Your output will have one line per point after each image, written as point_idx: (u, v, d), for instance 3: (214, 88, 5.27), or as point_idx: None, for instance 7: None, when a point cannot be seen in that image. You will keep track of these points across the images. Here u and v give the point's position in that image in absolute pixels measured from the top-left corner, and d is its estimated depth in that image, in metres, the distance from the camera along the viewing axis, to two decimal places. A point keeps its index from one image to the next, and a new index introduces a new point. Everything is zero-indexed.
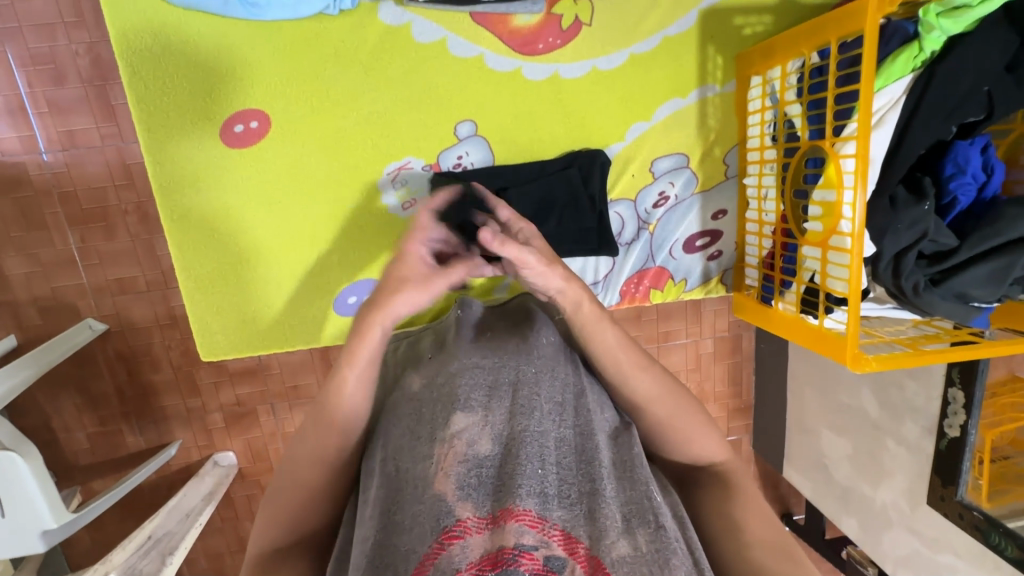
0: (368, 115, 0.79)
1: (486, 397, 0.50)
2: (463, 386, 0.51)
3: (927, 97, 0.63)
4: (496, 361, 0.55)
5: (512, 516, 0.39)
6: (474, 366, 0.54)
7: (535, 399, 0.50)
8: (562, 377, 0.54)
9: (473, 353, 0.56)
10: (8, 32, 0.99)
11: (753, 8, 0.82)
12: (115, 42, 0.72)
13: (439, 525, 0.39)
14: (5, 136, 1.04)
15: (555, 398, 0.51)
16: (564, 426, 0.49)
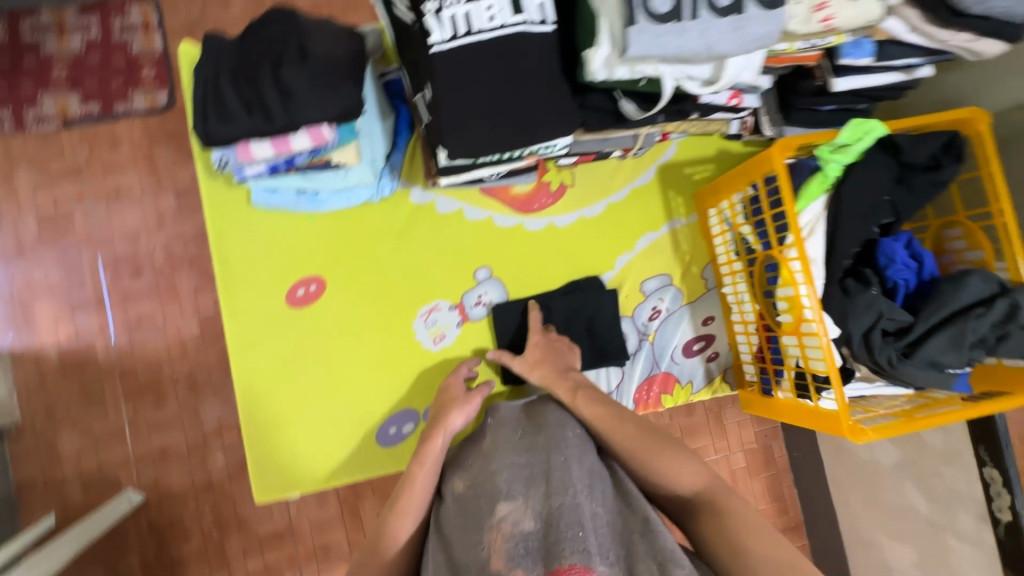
0: (404, 270, 0.98)
1: (524, 486, 0.61)
2: (504, 480, 0.61)
3: (843, 208, 0.79)
4: (529, 455, 0.65)
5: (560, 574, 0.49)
6: (511, 462, 0.64)
7: (567, 482, 0.59)
8: (589, 461, 0.64)
9: (509, 449, 0.66)
10: (101, 243, 1.47)
11: (698, 161, 1.06)
12: (212, 237, 0.94)
13: None
14: (86, 326, 1.43)
15: (585, 480, 0.61)
16: (596, 504, 0.58)
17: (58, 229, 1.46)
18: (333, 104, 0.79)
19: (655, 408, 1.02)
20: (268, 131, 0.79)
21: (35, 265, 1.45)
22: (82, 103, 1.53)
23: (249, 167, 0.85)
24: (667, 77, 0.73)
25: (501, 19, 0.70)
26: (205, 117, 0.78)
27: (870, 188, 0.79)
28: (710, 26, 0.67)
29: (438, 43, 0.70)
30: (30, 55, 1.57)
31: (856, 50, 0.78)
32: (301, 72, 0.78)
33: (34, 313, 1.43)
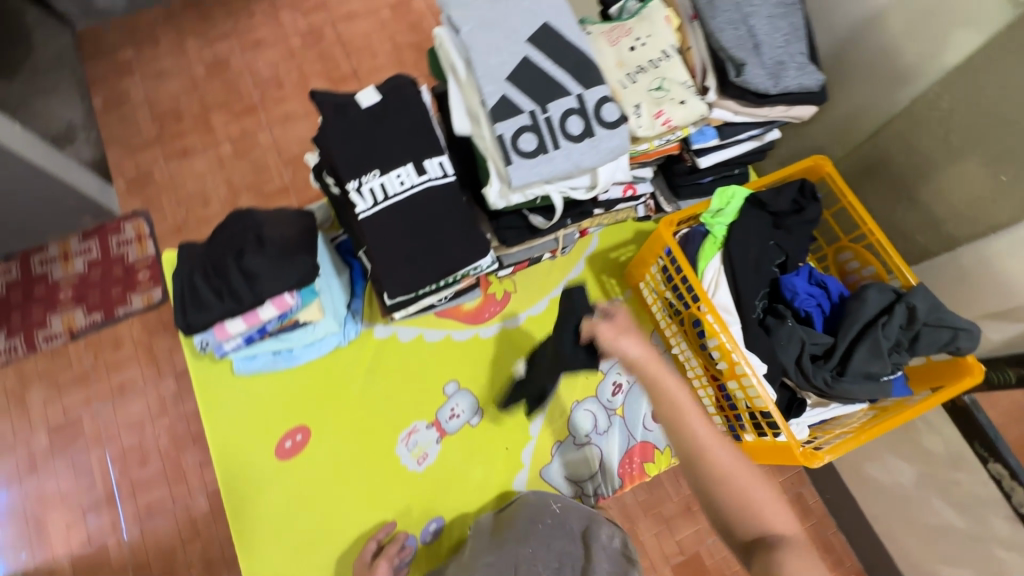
0: (381, 400, 1.07)
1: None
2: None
3: (737, 259, 0.91)
4: (502, 558, 0.84)
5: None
6: (488, 567, 0.83)
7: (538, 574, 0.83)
8: (556, 548, 0.87)
9: (485, 555, 0.85)
10: (109, 440, 1.63)
11: (619, 244, 1.20)
12: (202, 409, 1.02)
13: None
14: (99, 526, 1.55)
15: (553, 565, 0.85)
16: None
17: (71, 437, 1.63)
18: (290, 275, 0.94)
19: (641, 479, 1.06)
20: (238, 310, 0.93)
21: (47, 478, 1.59)
22: (87, 315, 1.76)
23: (226, 343, 0.98)
24: (553, 193, 0.89)
25: (411, 181, 0.87)
26: (185, 310, 0.92)
27: (751, 237, 0.92)
28: (571, 151, 0.84)
29: (365, 210, 0.86)
30: (40, 284, 1.81)
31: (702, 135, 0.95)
32: (260, 257, 0.93)
33: (47, 524, 1.55)
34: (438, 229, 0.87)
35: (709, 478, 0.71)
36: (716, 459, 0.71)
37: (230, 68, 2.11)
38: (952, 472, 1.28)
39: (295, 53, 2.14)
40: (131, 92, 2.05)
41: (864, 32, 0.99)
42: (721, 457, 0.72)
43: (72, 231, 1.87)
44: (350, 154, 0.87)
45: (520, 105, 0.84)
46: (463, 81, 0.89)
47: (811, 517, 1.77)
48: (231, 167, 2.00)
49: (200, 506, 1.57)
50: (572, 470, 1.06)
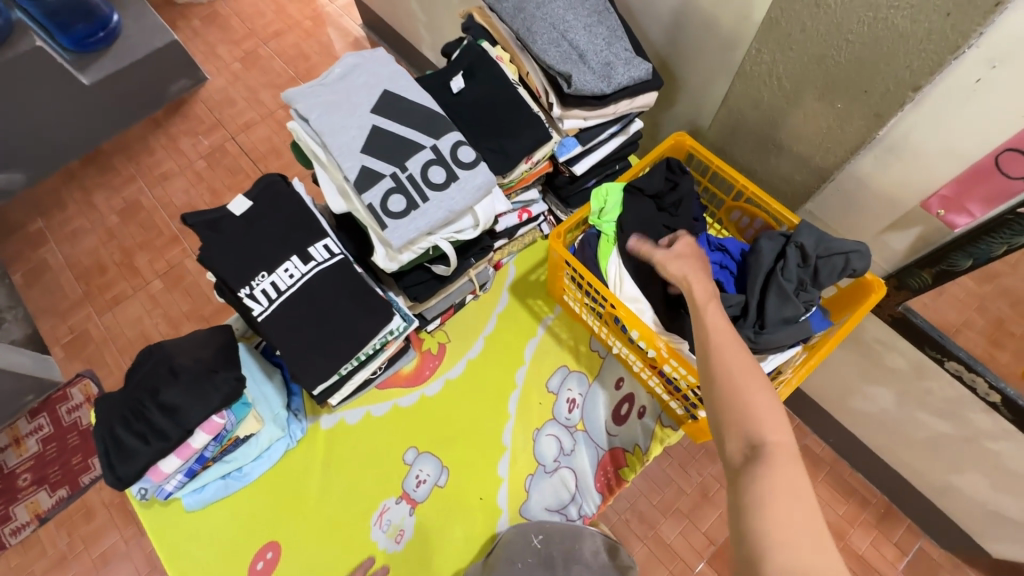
0: (343, 489, 1.05)
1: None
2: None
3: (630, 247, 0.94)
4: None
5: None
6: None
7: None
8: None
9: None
10: None
11: (536, 265, 1.21)
12: (163, 558, 0.98)
13: None
14: None
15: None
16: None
17: None
18: (211, 397, 0.92)
19: (621, 487, 1.05)
20: (168, 447, 0.91)
21: None
22: (51, 494, 1.72)
23: (167, 483, 0.96)
24: (439, 240, 0.91)
25: (300, 271, 0.89)
26: (111, 464, 0.90)
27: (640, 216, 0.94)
28: (441, 198, 0.87)
29: (262, 312, 0.87)
30: None
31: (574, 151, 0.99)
32: (177, 388, 0.92)
33: None
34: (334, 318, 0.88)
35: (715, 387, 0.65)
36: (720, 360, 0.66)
37: (142, 208, 2.13)
38: (923, 383, 1.29)
39: (202, 175, 2.17)
40: (50, 260, 2.05)
41: (685, 13, 1.07)
42: (721, 367, 0.65)
43: (19, 412, 1.82)
44: (232, 264, 0.88)
45: (381, 171, 0.86)
46: (325, 163, 0.91)
47: (824, 464, 1.76)
48: (165, 302, 1.99)
49: None
50: (551, 499, 1.05)
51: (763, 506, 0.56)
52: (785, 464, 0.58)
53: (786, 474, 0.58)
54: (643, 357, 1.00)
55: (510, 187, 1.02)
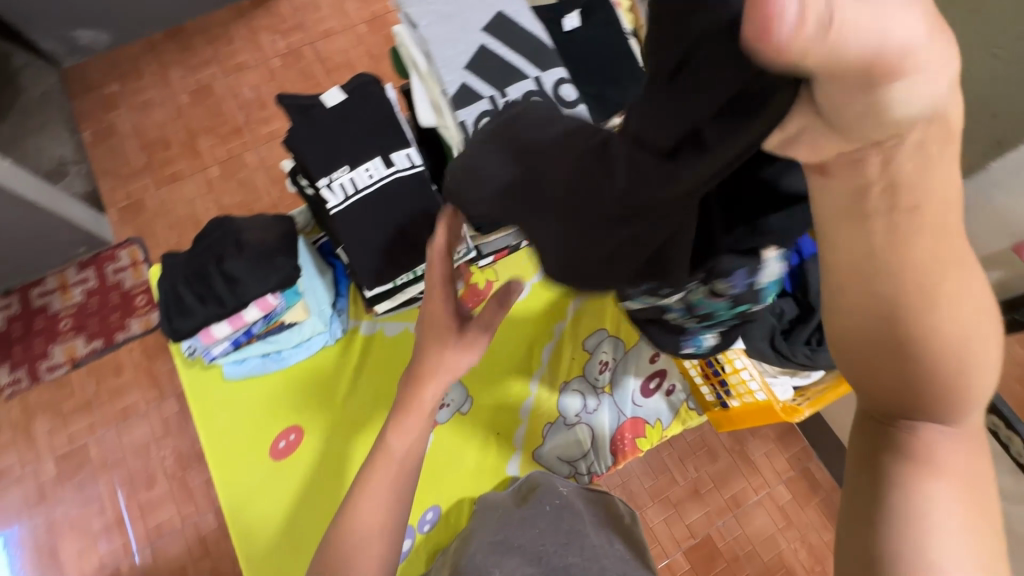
0: (371, 394, 1.09)
1: (504, 557, 0.79)
2: (487, 558, 0.80)
3: None
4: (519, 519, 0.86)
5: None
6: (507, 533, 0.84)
7: (543, 550, 0.80)
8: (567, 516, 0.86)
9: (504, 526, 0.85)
10: (116, 463, 1.71)
11: None
12: (197, 417, 1.05)
13: None
14: (113, 547, 1.64)
15: (559, 542, 0.82)
16: (570, 557, 0.78)
17: (77, 464, 1.71)
18: (270, 276, 0.95)
19: (634, 454, 1.07)
20: (222, 313, 0.95)
21: (55, 507, 1.67)
22: (87, 343, 1.81)
23: (214, 347, 1.01)
24: None
25: (379, 174, 0.90)
26: (170, 317, 0.95)
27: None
28: None
29: (336, 205, 0.89)
30: (40, 317, 1.84)
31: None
32: (241, 260, 0.96)
33: (58, 552, 1.63)
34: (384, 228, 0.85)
35: (928, 350, 0.41)
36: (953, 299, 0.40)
37: (213, 93, 2.15)
38: None
39: (275, 74, 2.18)
40: (118, 125, 2.09)
41: None
42: (953, 322, 0.40)
43: (69, 262, 1.91)
44: (316, 153, 0.90)
45: (481, 91, 0.86)
46: (424, 74, 0.91)
47: (820, 490, 1.77)
48: (219, 189, 2.03)
49: (208, 523, 1.66)
50: (564, 450, 1.08)
51: (931, 499, 0.43)
52: (964, 454, 0.45)
53: (960, 464, 0.45)
54: None
55: None
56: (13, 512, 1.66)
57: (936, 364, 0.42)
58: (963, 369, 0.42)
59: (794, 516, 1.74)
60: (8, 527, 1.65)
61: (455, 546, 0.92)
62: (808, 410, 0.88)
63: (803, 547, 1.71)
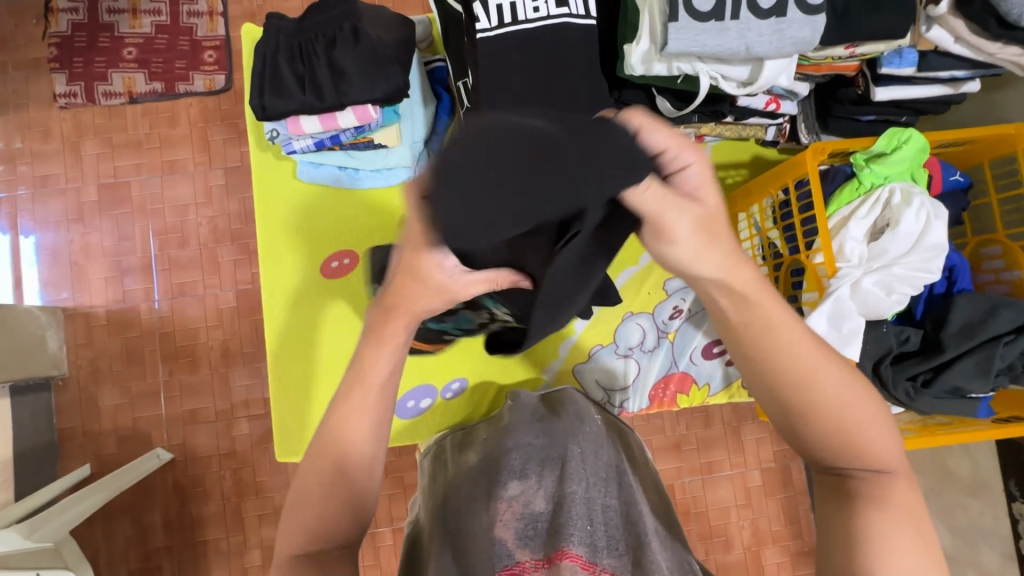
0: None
1: (538, 468, 0.67)
2: (519, 461, 0.68)
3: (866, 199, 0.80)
4: (547, 442, 0.72)
5: (564, 555, 0.52)
6: (529, 445, 0.72)
7: (583, 472, 0.66)
8: (604, 459, 0.71)
9: (528, 436, 0.74)
10: (155, 212, 1.71)
11: (730, 165, 1.07)
12: (257, 207, 1.02)
13: (502, 565, 0.53)
14: (135, 289, 1.69)
15: (600, 475, 0.67)
16: (609, 496, 0.64)
17: (119, 199, 1.70)
18: (379, 84, 0.83)
19: (669, 407, 1.05)
20: (317, 107, 0.85)
21: (91, 230, 1.70)
22: (148, 81, 1.71)
23: (297, 141, 0.91)
24: (702, 74, 0.75)
25: (546, 11, 0.77)
26: (263, 91, 0.85)
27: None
28: (750, 28, 0.69)
29: (484, 31, 0.77)
30: (106, 35, 1.71)
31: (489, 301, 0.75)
32: (353, 54, 0.83)
33: (87, 271, 1.69)
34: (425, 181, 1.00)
35: (824, 422, 0.56)
36: (820, 380, 0.55)
37: None
38: (966, 497, 1.23)
39: None
40: None
41: None
42: (827, 393, 0.55)
43: None
44: None
45: None
46: None
47: (789, 489, 1.81)
48: None
49: (227, 300, 1.69)
50: (603, 377, 1.04)
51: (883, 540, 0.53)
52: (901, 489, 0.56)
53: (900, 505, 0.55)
54: None
55: (800, 68, 0.83)
56: (53, 219, 1.69)
57: (796, 403, 0.56)
58: (853, 424, 0.56)
59: (756, 502, 1.80)
60: (46, 231, 1.69)
61: (478, 437, 0.82)
62: None
63: (749, 528, 1.79)
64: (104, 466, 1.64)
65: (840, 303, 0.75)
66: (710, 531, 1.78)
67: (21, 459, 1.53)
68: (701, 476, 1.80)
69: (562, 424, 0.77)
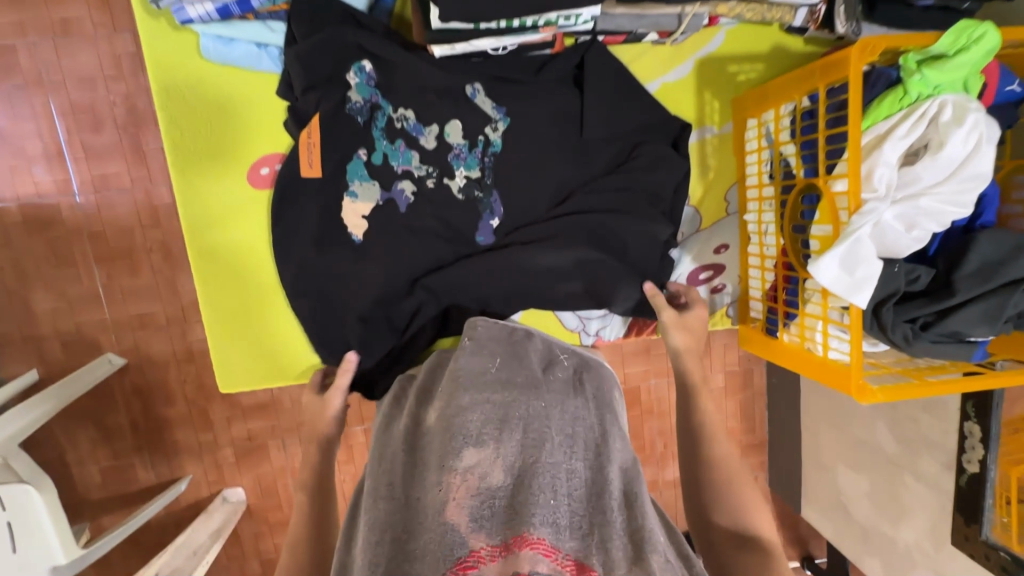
0: (398, 150, 0.90)
1: (497, 430, 0.63)
2: (475, 421, 0.63)
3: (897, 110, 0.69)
4: (505, 398, 0.67)
5: (526, 544, 0.52)
6: (485, 401, 0.66)
7: (545, 435, 0.63)
8: (568, 412, 0.69)
9: (484, 389, 0.69)
10: (54, 86, 1.41)
11: (745, 57, 0.92)
12: (158, 97, 0.89)
13: (456, 556, 0.50)
14: (47, 179, 1.45)
15: (561, 433, 0.65)
16: (570, 459, 0.62)
17: (5, 66, 1.39)
18: None
19: (648, 333, 1.04)
20: None
21: None
22: None
23: (191, 8, 0.80)
24: None
25: None
26: None
27: (547, 116, 0.90)
28: None
29: None
30: None
31: (353, 179, 0.89)
32: None
33: None
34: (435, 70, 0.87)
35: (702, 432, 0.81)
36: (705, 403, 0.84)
37: None
38: (918, 411, 1.27)
39: None
40: None
41: None
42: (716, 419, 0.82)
43: None
44: None
45: None
46: None
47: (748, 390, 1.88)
48: None
49: (161, 196, 1.49)
50: None
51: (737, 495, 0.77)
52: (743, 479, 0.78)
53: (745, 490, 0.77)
54: (785, 250, 0.83)
55: None
56: None
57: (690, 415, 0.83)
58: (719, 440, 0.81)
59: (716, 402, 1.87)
60: None
61: (431, 390, 0.76)
62: (882, 396, 0.70)
63: None
64: (53, 371, 1.54)
65: (857, 247, 0.65)
66: (671, 427, 1.85)
67: None
68: (668, 379, 1.82)
69: (524, 374, 0.73)
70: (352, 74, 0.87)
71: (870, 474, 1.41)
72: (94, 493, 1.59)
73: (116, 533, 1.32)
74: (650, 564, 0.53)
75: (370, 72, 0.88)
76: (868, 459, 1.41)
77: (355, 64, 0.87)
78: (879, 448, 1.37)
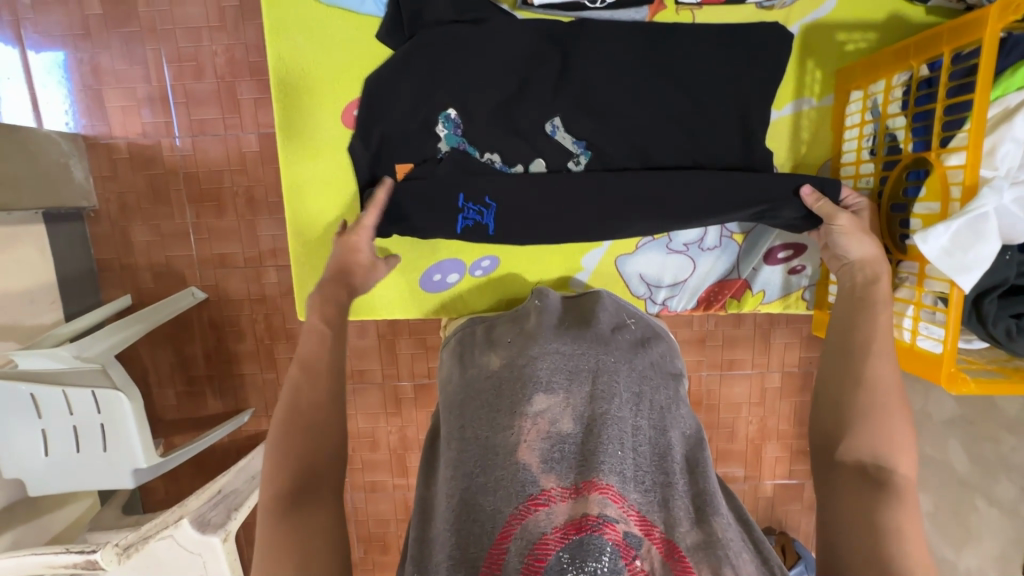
0: (487, 95, 0.90)
1: (567, 380, 0.64)
2: (546, 370, 0.65)
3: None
4: (576, 351, 0.68)
5: (595, 489, 0.54)
6: (554, 352, 0.67)
7: (614, 389, 0.64)
8: (633, 370, 0.69)
9: (553, 341, 0.69)
10: (165, 34, 1.52)
11: (857, 25, 0.88)
12: (269, 32, 0.94)
13: (528, 494, 0.54)
14: (153, 121, 1.57)
15: (630, 390, 0.66)
16: (639, 416, 0.64)
17: (125, 14, 1.51)
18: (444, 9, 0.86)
19: (717, 311, 1.04)
20: None
21: (100, 49, 1.53)
22: None
23: None
24: None
25: None
26: None
27: (633, 79, 0.88)
28: None
29: None
30: None
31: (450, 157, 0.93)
32: None
33: (102, 97, 1.56)
34: (528, 23, 0.88)
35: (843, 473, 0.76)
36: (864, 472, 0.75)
37: None
38: (1000, 432, 1.17)
39: None
40: None
41: None
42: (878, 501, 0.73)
43: None
44: None
45: None
46: None
47: (805, 393, 1.78)
48: None
49: (250, 144, 1.58)
50: (650, 272, 1.01)
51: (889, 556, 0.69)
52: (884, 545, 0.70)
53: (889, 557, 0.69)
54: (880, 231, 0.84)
55: None
56: (57, 34, 1.52)
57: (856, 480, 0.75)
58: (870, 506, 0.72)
59: (768, 402, 1.79)
60: (55, 45, 1.53)
61: (500, 339, 0.76)
62: (973, 385, 0.71)
63: (756, 424, 1.79)
64: (143, 298, 1.68)
65: (978, 222, 0.66)
66: (717, 422, 1.79)
67: (66, 283, 1.57)
68: (720, 372, 1.76)
69: (594, 331, 0.73)
70: (439, 125, 0.91)
71: (936, 491, 1.32)
72: (171, 415, 1.75)
73: (187, 449, 1.42)
74: (713, 528, 0.56)
75: (456, 120, 0.91)
76: (932, 476, 1.33)
77: (442, 114, 0.91)
78: (950, 467, 1.27)
